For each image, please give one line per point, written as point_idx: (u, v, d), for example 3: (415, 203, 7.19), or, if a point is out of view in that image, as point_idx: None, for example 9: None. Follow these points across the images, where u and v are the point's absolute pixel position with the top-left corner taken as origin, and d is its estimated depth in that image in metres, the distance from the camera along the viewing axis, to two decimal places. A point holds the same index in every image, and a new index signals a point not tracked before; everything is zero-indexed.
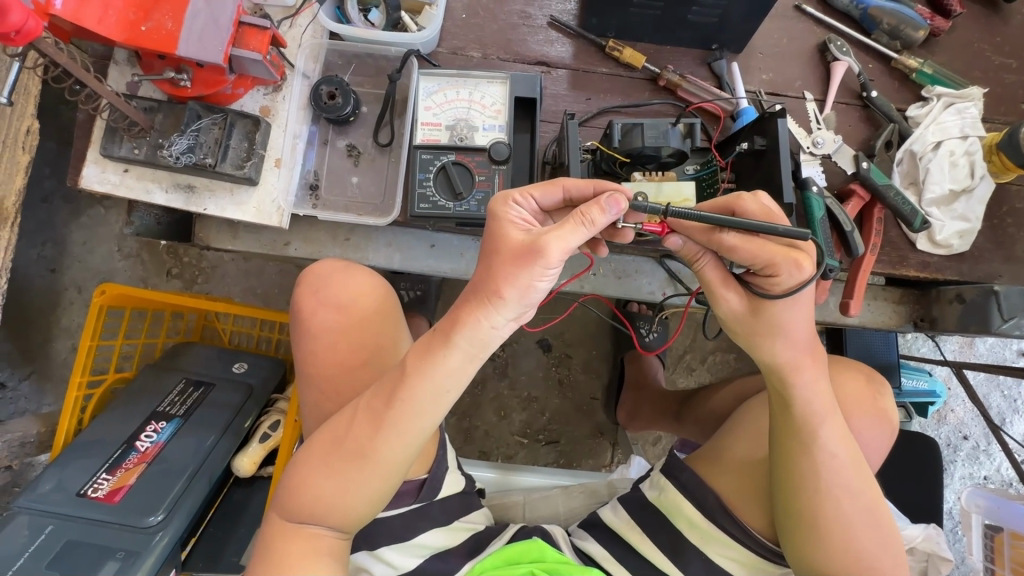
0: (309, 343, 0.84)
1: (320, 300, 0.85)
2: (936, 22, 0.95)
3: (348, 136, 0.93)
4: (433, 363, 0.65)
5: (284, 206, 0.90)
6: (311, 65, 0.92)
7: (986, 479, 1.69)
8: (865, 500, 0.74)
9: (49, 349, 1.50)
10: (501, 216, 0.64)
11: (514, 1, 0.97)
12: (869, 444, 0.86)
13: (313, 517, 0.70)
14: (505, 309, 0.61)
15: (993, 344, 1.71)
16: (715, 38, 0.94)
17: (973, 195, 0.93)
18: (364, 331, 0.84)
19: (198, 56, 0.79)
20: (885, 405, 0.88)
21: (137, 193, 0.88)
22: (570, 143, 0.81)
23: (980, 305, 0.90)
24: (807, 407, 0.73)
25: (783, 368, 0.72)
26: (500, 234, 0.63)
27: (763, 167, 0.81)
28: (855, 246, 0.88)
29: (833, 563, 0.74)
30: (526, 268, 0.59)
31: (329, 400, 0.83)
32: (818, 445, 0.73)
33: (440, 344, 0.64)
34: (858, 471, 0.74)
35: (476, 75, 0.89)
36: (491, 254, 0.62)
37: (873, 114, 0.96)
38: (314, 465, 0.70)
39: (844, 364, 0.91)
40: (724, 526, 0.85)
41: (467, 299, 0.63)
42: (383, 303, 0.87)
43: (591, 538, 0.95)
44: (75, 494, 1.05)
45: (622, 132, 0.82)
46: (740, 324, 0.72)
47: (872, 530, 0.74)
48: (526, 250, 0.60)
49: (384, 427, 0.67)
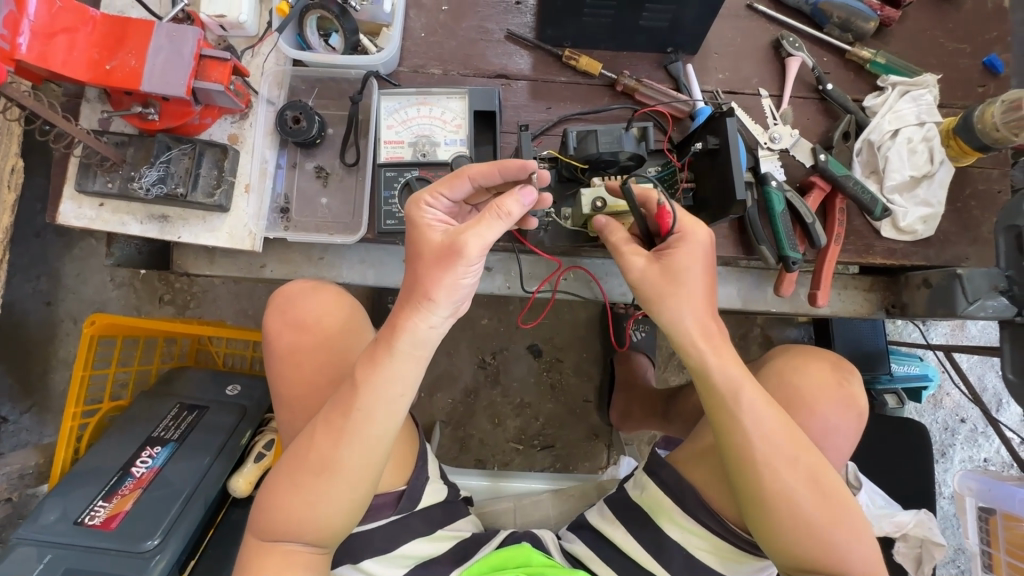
0: (277, 365, 0.88)
1: (285, 321, 0.89)
2: (886, 12, 0.96)
3: (316, 158, 0.96)
4: (384, 371, 0.68)
5: (256, 230, 0.92)
6: (276, 91, 0.95)
7: (986, 461, 1.68)
8: (809, 473, 0.74)
9: (46, 381, 1.52)
10: (418, 220, 0.68)
11: (471, 17, 0.99)
12: (840, 430, 0.87)
13: (288, 534, 0.72)
14: (434, 309, 0.64)
15: (983, 325, 1.70)
16: (670, 41, 0.95)
17: (934, 180, 0.93)
18: (330, 348, 0.88)
19: (162, 91, 0.81)
20: (852, 390, 0.89)
21: (113, 225, 0.91)
22: (525, 153, 0.83)
23: (946, 288, 0.90)
24: (731, 386, 0.75)
25: (695, 345, 0.75)
26: (421, 239, 0.66)
27: (717, 166, 0.82)
28: (818, 237, 0.90)
29: (790, 541, 0.74)
30: (449, 267, 0.63)
31: (297, 420, 0.86)
32: (752, 421, 0.74)
33: (385, 353, 0.68)
34: (804, 446, 0.75)
35: (436, 91, 0.91)
36: (414, 258, 0.65)
37: (831, 106, 0.97)
38: (280, 482, 0.72)
39: (810, 354, 0.92)
40: (701, 520, 0.86)
41: (401, 303, 0.66)
42: (349, 320, 0.91)
43: (578, 541, 0.96)
44: (74, 522, 1.07)
45: (578, 138, 0.84)
46: (649, 282, 0.75)
47: (820, 503, 0.74)
48: (446, 250, 0.63)
49: (344, 436, 0.70)
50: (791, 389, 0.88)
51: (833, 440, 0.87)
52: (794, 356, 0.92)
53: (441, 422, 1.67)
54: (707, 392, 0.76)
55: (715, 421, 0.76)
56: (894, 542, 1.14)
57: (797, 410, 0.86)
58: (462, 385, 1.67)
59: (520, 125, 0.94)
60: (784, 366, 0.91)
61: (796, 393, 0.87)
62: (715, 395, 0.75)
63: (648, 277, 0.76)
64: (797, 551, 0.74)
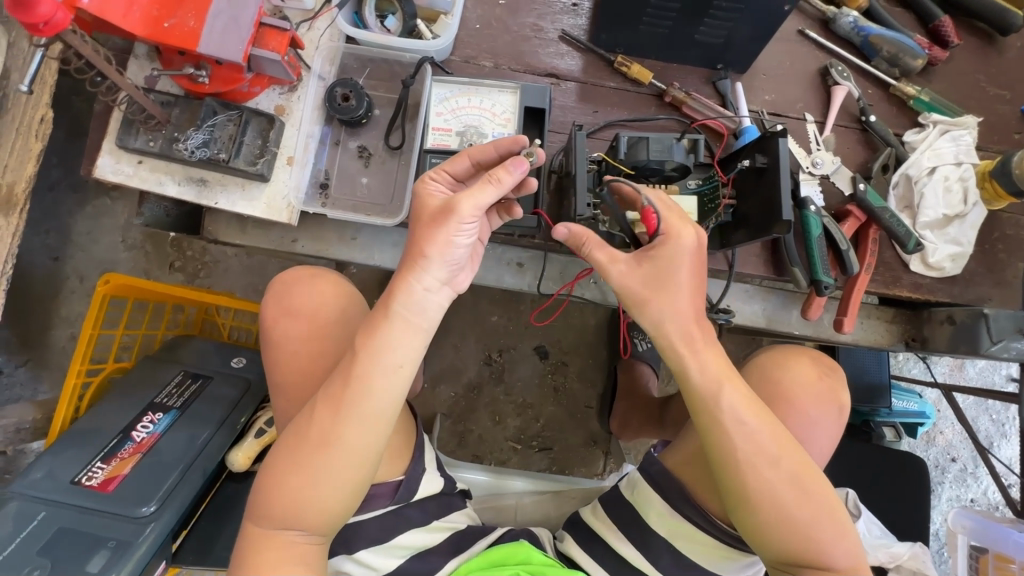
0: (273, 352, 0.87)
1: (281, 307, 0.88)
2: (934, 52, 0.98)
3: (360, 138, 0.95)
4: (381, 332, 0.67)
5: (294, 202, 0.91)
6: (327, 67, 0.94)
7: (972, 502, 1.70)
8: (792, 472, 0.72)
9: (45, 337, 1.50)
10: (421, 193, 0.71)
11: (526, 13, 1.00)
12: (819, 424, 0.83)
13: (289, 521, 0.68)
14: (433, 268, 0.66)
15: (982, 368, 1.74)
16: (721, 58, 0.97)
17: (966, 220, 0.95)
18: (324, 334, 0.86)
19: (219, 55, 0.81)
20: (833, 384, 0.86)
21: (149, 184, 0.90)
22: (577, 153, 0.83)
23: (969, 327, 0.92)
24: (709, 386, 0.72)
25: (670, 341, 0.73)
26: (421, 206, 0.69)
27: (763, 185, 0.82)
28: (851, 264, 0.91)
29: (771, 535, 0.72)
30: (448, 226, 0.65)
31: (293, 408, 0.85)
32: (730, 420, 0.71)
33: (381, 318, 0.67)
34: (789, 445, 0.73)
35: (488, 84, 0.92)
36: (414, 223, 0.69)
37: (871, 137, 0.98)
38: (281, 465, 0.68)
39: (795, 350, 0.89)
40: (687, 515, 0.86)
41: (399, 270, 0.68)
42: (344, 305, 0.89)
43: (569, 538, 0.97)
44: (69, 481, 1.05)
45: (628, 144, 0.84)
46: (632, 288, 0.73)
47: (799, 495, 0.71)
48: (442, 211, 0.66)
49: (345, 409, 0.67)
50: (773, 388, 0.84)
51: (816, 438, 0.83)
52: (779, 352, 0.89)
53: (442, 415, 1.66)
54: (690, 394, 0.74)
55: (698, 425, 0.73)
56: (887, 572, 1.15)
57: (780, 408, 0.83)
58: (465, 380, 1.67)
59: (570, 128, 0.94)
60: (769, 362, 0.87)
61: (777, 389, 0.84)
62: (695, 400, 0.73)
63: (632, 281, 0.73)
64: (779, 544, 0.72)
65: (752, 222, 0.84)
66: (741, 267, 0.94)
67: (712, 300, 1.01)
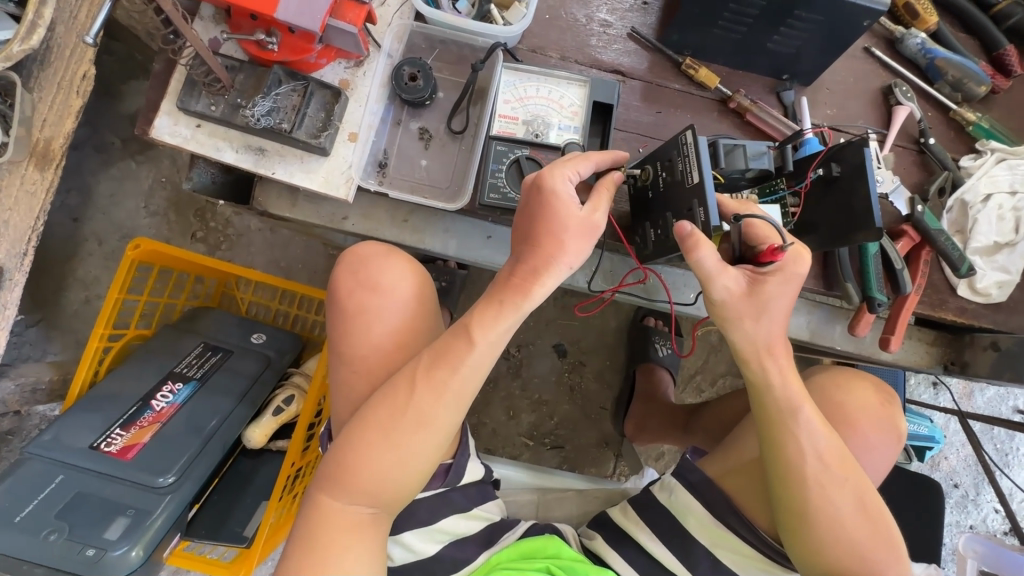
0: (342, 324, 0.88)
1: (356, 281, 0.88)
2: (997, 81, 0.99)
3: (422, 119, 0.94)
4: (502, 328, 0.75)
5: (354, 177, 0.89)
6: (395, 45, 0.93)
7: (972, 528, 1.72)
8: (850, 489, 0.72)
9: (59, 298, 1.46)
10: (558, 193, 0.73)
11: (594, 8, 0.99)
12: (877, 449, 0.83)
13: (371, 492, 0.75)
14: (564, 275, 0.74)
15: (991, 397, 1.76)
16: (788, 69, 0.97)
17: (1016, 249, 0.96)
18: (400, 316, 0.87)
19: (294, 23, 0.79)
20: (893, 411, 0.86)
21: (206, 148, 0.88)
22: (704, 156, 0.70)
23: (1015, 354, 0.93)
24: (787, 396, 0.72)
25: (758, 352, 0.72)
26: (563, 211, 0.73)
27: (833, 195, 0.82)
28: (903, 283, 0.92)
29: (827, 553, 0.72)
30: (588, 242, 0.74)
31: (356, 380, 0.86)
32: (800, 430, 0.71)
33: (498, 309, 0.75)
34: (851, 465, 0.73)
35: (559, 75, 0.91)
36: (557, 229, 0.72)
37: (928, 160, 0.99)
38: (373, 439, 0.75)
39: (855, 373, 0.88)
40: (730, 525, 0.86)
41: (527, 268, 0.74)
42: (419, 287, 0.90)
43: (598, 536, 0.97)
44: (88, 446, 1.03)
45: (724, 151, 0.80)
46: (732, 306, 0.70)
47: (860, 518, 0.72)
48: (587, 226, 0.73)
49: (445, 393, 0.75)
50: (834, 405, 0.84)
51: (870, 462, 0.83)
52: (839, 374, 0.88)
53: None
54: (762, 402, 0.73)
55: (763, 431, 0.73)
56: None
57: (839, 428, 0.83)
58: None
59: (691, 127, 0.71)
60: (829, 381, 0.87)
61: (839, 410, 0.84)
62: (767, 411, 0.72)
63: (733, 300, 0.70)
64: (835, 564, 0.72)
65: (825, 233, 0.84)
66: None
67: None
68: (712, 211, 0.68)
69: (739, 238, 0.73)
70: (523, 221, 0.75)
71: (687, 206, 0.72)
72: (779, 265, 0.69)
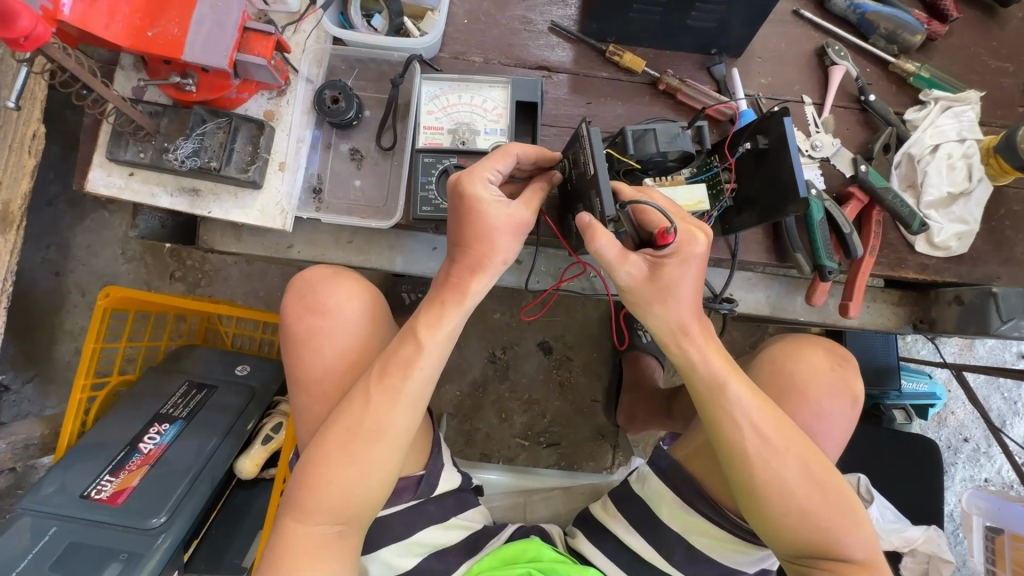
0: (295, 351, 0.87)
1: (304, 306, 0.88)
2: (933, 26, 0.96)
3: (351, 139, 0.95)
4: (447, 326, 0.76)
5: (288, 208, 0.91)
6: (315, 69, 0.93)
7: (987, 481, 1.67)
8: (797, 458, 0.71)
9: (50, 352, 1.49)
10: (476, 197, 0.72)
11: (515, 6, 0.98)
12: (832, 415, 0.82)
13: (334, 510, 0.74)
14: (499, 272, 0.75)
15: (992, 345, 1.71)
16: (715, 43, 0.95)
17: (971, 198, 0.93)
18: (351, 333, 0.87)
19: (203, 61, 0.80)
20: (847, 375, 0.84)
21: (142, 196, 0.89)
22: (597, 151, 0.69)
23: (978, 306, 0.91)
24: (714, 372, 0.72)
25: (673, 335, 0.73)
26: (485, 214, 0.72)
27: (765, 166, 0.81)
28: (854, 247, 0.90)
29: (783, 524, 0.71)
30: (519, 239, 0.75)
31: (314, 405, 0.85)
32: (734, 405, 0.71)
33: (437, 310, 0.76)
34: (794, 431, 0.72)
35: (477, 79, 0.91)
36: (484, 233, 0.73)
37: (871, 117, 0.97)
38: (332, 456, 0.75)
39: (806, 341, 0.87)
40: (702, 511, 0.85)
41: (462, 267, 0.75)
42: (369, 305, 0.89)
43: (579, 534, 0.96)
44: (79, 495, 1.05)
45: (635, 138, 0.79)
46: (639, 292, 0.72)
47: (807, 483, 0.70)
48: (516, 224, 0.73)
49: (399, 398, 0.75)
50: (785, 375, 0.83)
51: (828, 428, 0.82)
52: (790, 343, 0.87)
53: (448, 414, 1.65)
54: (694, 382, 0.73)
55: (702, 412, 0.73)
56: (901, 557, 1.13)
57: (789, 398, 0.82)
58: (470, 378, 1.66)
59: (586, 121, 0.71)
60: (780, 352, 0.86)
61: (789, 380, 0.83)
62: (700, 390, 0.73)
63: (639, 284, 0.71)
64: (790, 534, 0.71)
65: (763, 205, 0.81)
66: (744, 254, 0.93)
67: (714, 289, 0.98)
68: (607, 200, 0.68)
69: (636, 224, 0.74)
70: (452, 226, 0.75)
71: (589, 197, 0.72)
72: (675, 248, 0.69)
